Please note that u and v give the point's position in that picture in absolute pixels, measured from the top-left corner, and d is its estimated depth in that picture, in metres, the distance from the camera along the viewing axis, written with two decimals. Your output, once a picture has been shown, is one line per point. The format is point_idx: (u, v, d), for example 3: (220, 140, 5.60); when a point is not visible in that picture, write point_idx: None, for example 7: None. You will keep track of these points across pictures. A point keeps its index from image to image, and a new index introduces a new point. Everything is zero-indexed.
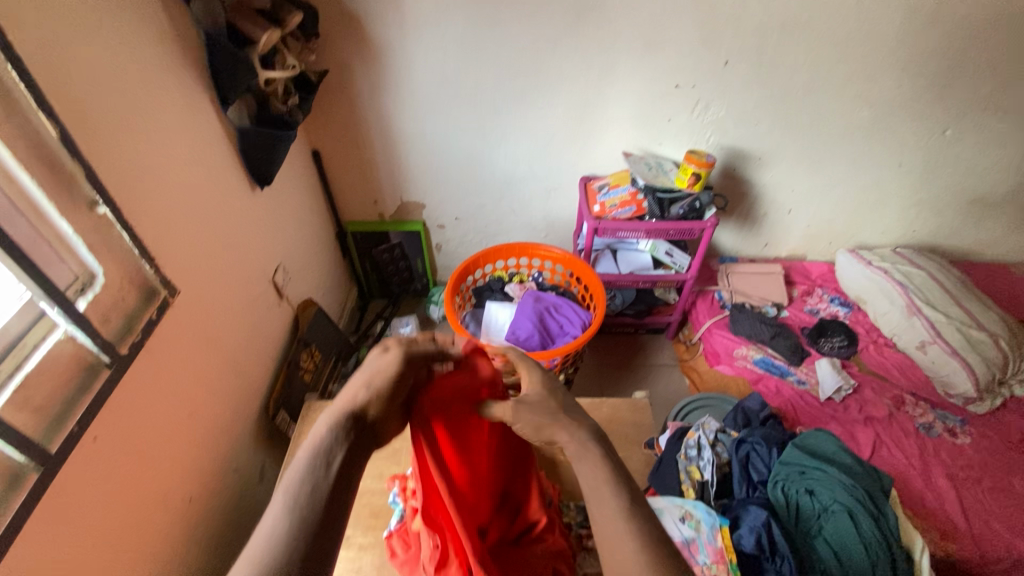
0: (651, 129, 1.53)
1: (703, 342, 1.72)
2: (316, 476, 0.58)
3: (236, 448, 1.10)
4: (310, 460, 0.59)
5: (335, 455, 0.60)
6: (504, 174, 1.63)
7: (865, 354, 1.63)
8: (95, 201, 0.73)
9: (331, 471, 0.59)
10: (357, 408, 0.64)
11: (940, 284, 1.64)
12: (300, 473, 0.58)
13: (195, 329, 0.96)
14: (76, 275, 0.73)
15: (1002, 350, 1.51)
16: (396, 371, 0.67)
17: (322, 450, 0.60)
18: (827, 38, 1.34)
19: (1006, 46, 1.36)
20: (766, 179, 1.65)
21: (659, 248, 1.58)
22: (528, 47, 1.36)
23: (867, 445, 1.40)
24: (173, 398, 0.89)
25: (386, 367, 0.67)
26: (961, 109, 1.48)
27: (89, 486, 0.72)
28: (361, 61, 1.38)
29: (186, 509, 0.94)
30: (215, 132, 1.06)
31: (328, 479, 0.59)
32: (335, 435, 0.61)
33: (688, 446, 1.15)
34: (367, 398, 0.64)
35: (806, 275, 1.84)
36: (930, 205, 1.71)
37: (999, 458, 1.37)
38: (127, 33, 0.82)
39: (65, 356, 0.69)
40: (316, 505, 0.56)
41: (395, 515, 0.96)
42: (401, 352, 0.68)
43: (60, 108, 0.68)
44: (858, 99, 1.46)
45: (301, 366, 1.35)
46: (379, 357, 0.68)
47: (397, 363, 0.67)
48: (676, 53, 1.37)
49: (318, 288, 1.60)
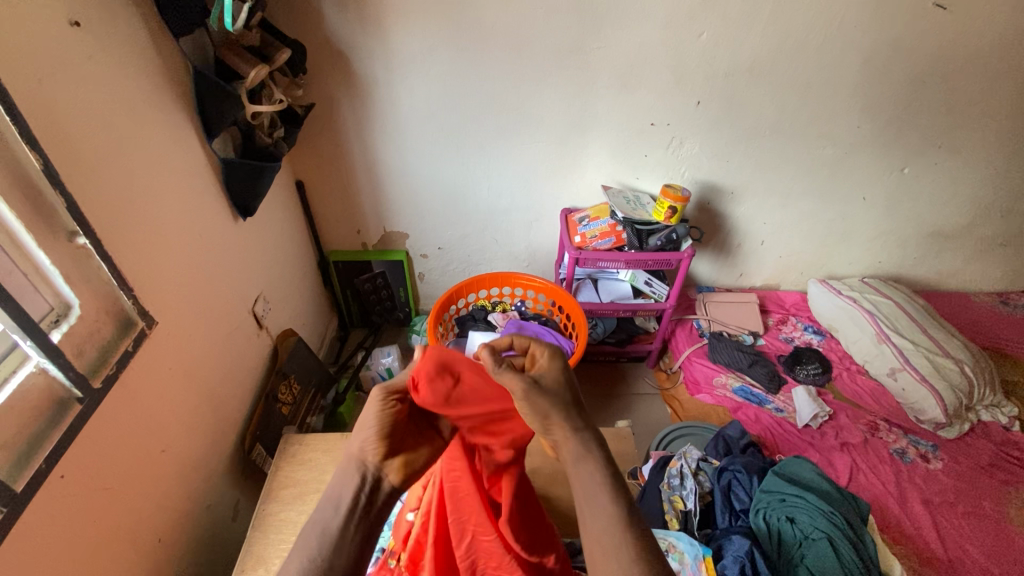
0: (629, 163, 1.58)
1: (683, 370, 1.75)
2: (331, 515, 0.66)
3: (210, 485, 1.06)
4: (324, 504, 0.68)
5: (344, 496, 0.67)
6: (486, 205, 1.66)
7: (839, 381, 1.67)
8: (75, 232, 0.73)
9: (342, 511, 0.66)
10: (358, 458, 0.68)
11: (907, 312, 1.70)
12: (318, 514, 0.67)
13: (170, 361, 0.93)
14: (51, 306, 0.72)
15: (968, 376, 1.56)
16: (382, 421, 0.68)
17: (337, 501, 0.67)
18: (791, 81, 1.43)
19: (953, 91, 1.47)
20: (738, 213, 1.71)
21: (638, 277, 1.62)
22: (511, 85, 1.41)
23: (844, 471, 1.42)
24: (146, 432, 0.87)
25: (372, 418, 0.68)
26: (917, 149, 1.58)
27: (54, 524, 0.69)
28: (347, 95, 1.41)
29: (155, 551, 0.90)
30: (198, 162, 1.06)
31: (340, 512, 0.66)
32: (348, 489, 0.67)
33: (671, 476, 1.17)
34: (368, 446, 0.68)
35: (780, 304, 1.90)
36: (894, 238, 1.80)
37: (969, 481, 1.41)
38: (118, 69, 0.84)
39: (36, 390, 0.67)
40: (332, 545, 0.65)
41: (372, 556, 0.93)
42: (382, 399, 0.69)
43: (44, 140, 0.69)
44: (821, 138, 1.55)
45: (279, 399, 1.31)
46: (365, 408, 0.70)
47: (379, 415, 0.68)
48: (652, 94, 1.44)
49: (297, 319, 1.57)
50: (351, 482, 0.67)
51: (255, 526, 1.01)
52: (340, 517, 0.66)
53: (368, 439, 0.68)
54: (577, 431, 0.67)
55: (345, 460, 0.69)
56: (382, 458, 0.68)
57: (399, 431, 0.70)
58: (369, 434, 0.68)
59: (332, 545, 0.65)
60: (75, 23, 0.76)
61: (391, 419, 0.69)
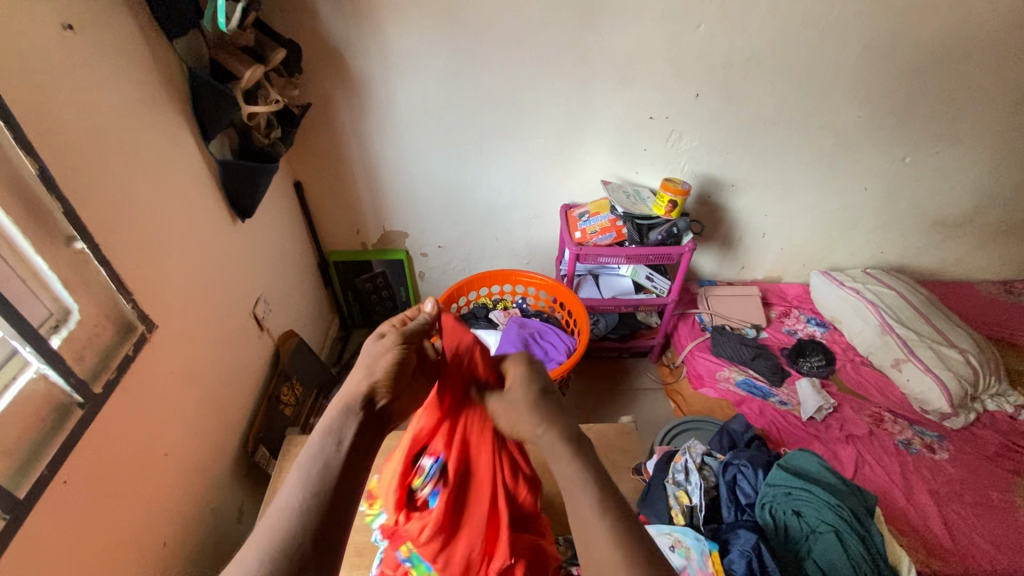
0: (628, 157, 1.57)
1: (686, 365, 1.75)
2: (329, 455, 0.65)
3: (214, 487, 1.06)
4: (322, 439, 0.66)
5: (346, 434, 0.66)
6: (485, 203, 1.65)
7: (843, 373, 1.66)
8: (72, 236, 0.73)
9: (341, 447, 0.66)
10: (366, 395, 0.69)
11: (911, 303, 1.69)
12: (313, 452, 0.65)
13: (171, 365, 0.93)
14: (50, 312, 0.72)
15: (973, 366, 1.55)
16: (395, 362, 0.72)
17: (336, 437, 0.66)
18: (791, 71, 1.41)
19: (955, 79, 1.46)
20: (739, 205, 1.70)
21: (639, 273, 1.61)
22: (508, 82, 1.40)
23: (849, 464, 1.41)
24: (148, 436, 0.86)
25: (386, 359, 0.71)
26: (918, 138, 1.57)
27: (57, 532, 0.68)
28: (344, 94, 1.40)
29: (160, 555, 0.90)
30: (195, 164, 1.06)
31: (340, 451, 0.65)
32: (349, 425, 0.67)
33: (675, 471, 1.17)
34: (374, 386, 0.70)
35: (782, 297, 1.89)
36: (896, 228, 1.79)
37: (976, 472, 1.40)
38: (112, 71, 0.83)
39: (36, 396, 0.67)
40: (327, 481, 0.63)
41: (377, 557, 0.93)
42: (399, 339, 0.74)
43: (40, 144, 0.68)
44: (822, 129, 1.54)
45: (282, 400, 1.31)
46: (367, 351, 0.73)
47: (394, 352, 0.72)
48: (650, 87, 1.43)
49: (298, 320, 1.57)
50: (352, 418, 0.67)
51: None
52: (340, 452, 0.65)
53: (381, 375, 0.70)
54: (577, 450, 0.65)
55: (345, 397, 0.69)
56: (390, 392, 0.71)
57: (407, 373, 0.74)
58: (381, 372, 0.71)
59: (328, 479, 0.63)
60: (68, 26, 0.75)
61: (400, 359, 0.72)
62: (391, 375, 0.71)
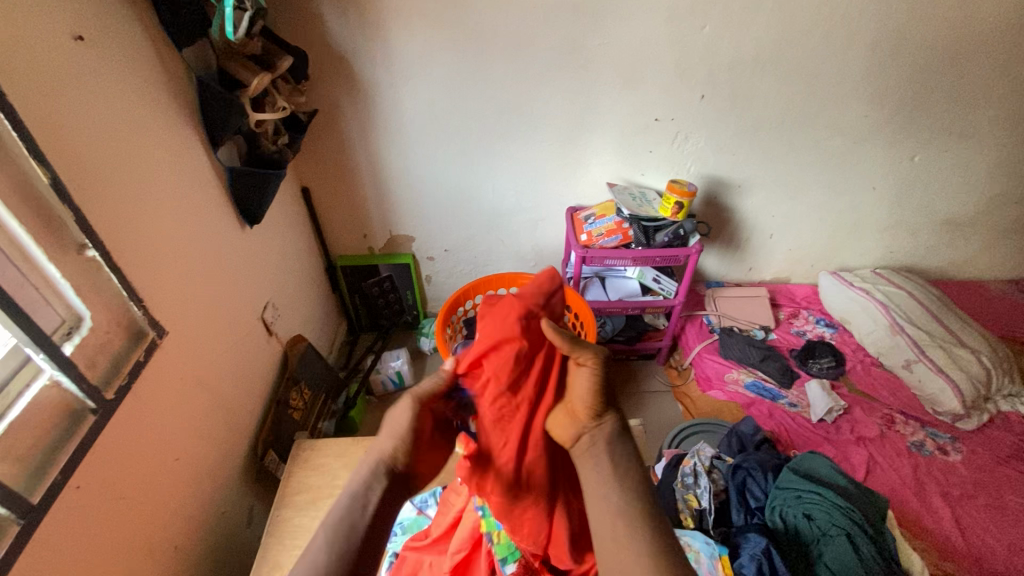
0: (633, 160, 1.57)
1: (694, 367, 1.74)
2: (355, 519, 0.58)
3: (224, 491, 1.07)
4: (348, 499, 0.59)
5: (373, 492, 0.60)
6: (491, 206, 1.66)
7: (853, 374, 1.64)
8: (84, 244, 0.74)
9: (368, 510, 0.59)
10: (388, 459, 0.61)
11: (922, 303, 1.68)
12: (340, 509, 0.59)
13: (181, 371, 0.94)
14: (63, 319, 0.73)
15: (986, 366, 1.54)
16: (415, 422, 0.62)
17: (362, 500, 0.59)
18: (797, 71, 1.41)
19: (963, 77, 1.45)
20: (746, 206, 1.69)
21: (646, 274, 1.62)
22: (513, 85, 1.41)
23: (860, 466, 1.40)
24: (158, 441, 0.87)
25: (402, 420, 0.62)
26: (927, 136, 1.56)
27: (70, 537, 0.69)
28: (350, 99, 1.41)
29: (171, 559, 0.90)
30: (204, 171, 1.07)
31: (366, 511, 0.59)
32: (376, 486, 0.60)
33: (684, 474, 1.15)
34: (397, 448, 0.61)
35: (791, 297, 1.88)
36: (906, 227, 1.77)
37: (990, 474, 1.38)
38: (121, 80, 0.85)
39: (50, 402, 0.68)
40: (351, 549, 0.56)
41: (389, 560, 0.94)
42: (414, 404, 0.63)
43: (52, 154, 0.69)
44: (829, 128, 1.53)
45: (291, 405, 1.32)
46: (392, 413, 0.64)
47: (410, 416, 0.63)
48: (655, 89, 1.43)
49: (306, 325, 1.58)
50: (378, 481, 0.60)
51: (268, 533, 1.01)
52: (366, 513, 0.58)
53: (399, 439, 0.61)
54: (614, 439, 0.61)
55: (373, 454, 0.61)
56: (412, 456, 0.62)
57: (428, 436, 0.64)
58: (399, 436, 0.61)
59: (352, 545, 0.57)
60: (79, 37, 0.76)
61: (422, 422, 0.63)
62: (410, 444, 0.61)
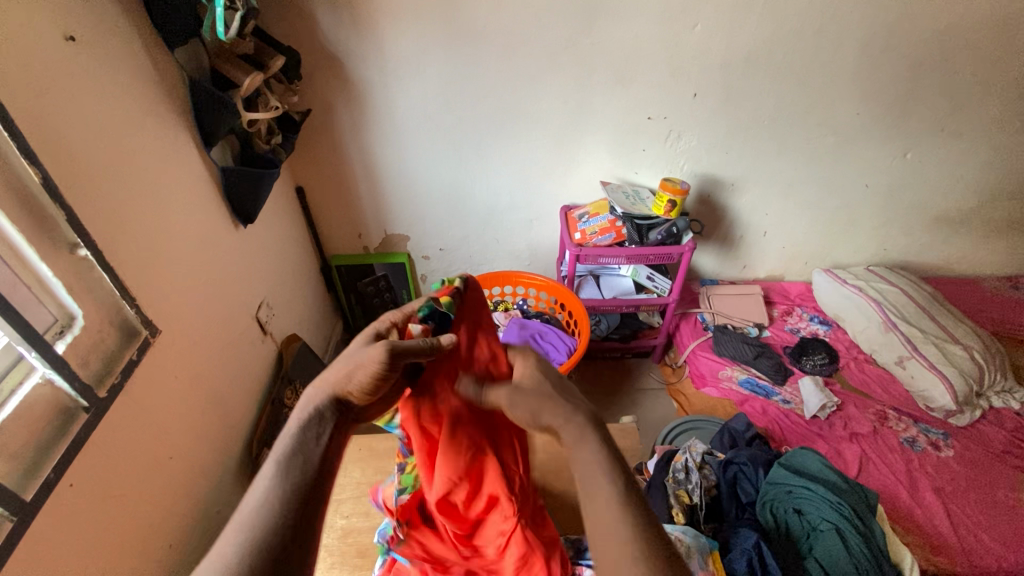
0: (626, 158, 1.58)
1: (688, 364, 1.75)
2: (307, 448, 0.62)
3: (218, 490, 1.07)
4: (301, 430, 0.63)
5: (325, 428, 0.64)
6: (486, 205, 1.66)
7: (846, 370, 1.65)
8: (76, 244, 0.74)
9: (321, 442, 0.63)
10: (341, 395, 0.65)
11: (914, 300, 1.68)
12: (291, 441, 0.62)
13: (175, 369, 0.94)
14: (55, 318, 0.73)
15: (977, 362, 1.54)
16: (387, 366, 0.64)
17: (317, 432, 0.63)
18: (789, 69, 1.42)
19: (954, 74, 1.45)
20: (739, 204, 1.70)
21: (640, 273, 1.62)
22: (506, 84, 1.41)
23: (853, 462, 1.40)
24: (152, 440, 0.87)
25: (374, 364, 0.63)
26: (919, 134, 1.56)
27: (64, 533, 0.70)
28: (344, 99, 1.41)
29: (166, 557, 0.91)
30: (197, 171, 1.07)
31: (319, 446, 0.62)
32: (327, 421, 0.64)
33: (675, 470, 1.13)
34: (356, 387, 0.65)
35: (785, 295, 1.88)
36: (898, 224, 1.78)
37: (982, 469, 1.39)
38: (113, 80, 0.85)
39: (42, 401, 0.68)
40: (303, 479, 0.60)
41: (378, 559, 0.94)
42: (391, 350, 0.64)
43: (43, 154, 0.69)
44: (821, 126, 1.53)
45: (286, 404, 1.32)
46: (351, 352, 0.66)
47: (384, 357, 0.63)
48: (647, 88, 1.43)
49: (301, 325, 1.58)
50: (328, 415, 0.64)
51: None
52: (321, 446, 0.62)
53: (368, 378, 0.64)
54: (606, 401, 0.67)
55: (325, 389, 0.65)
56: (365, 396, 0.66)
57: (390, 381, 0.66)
58: (365, 378, 0.64)
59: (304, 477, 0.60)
60: (70, 37, 0.76)
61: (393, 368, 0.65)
62: (371, 385, 0.64)
